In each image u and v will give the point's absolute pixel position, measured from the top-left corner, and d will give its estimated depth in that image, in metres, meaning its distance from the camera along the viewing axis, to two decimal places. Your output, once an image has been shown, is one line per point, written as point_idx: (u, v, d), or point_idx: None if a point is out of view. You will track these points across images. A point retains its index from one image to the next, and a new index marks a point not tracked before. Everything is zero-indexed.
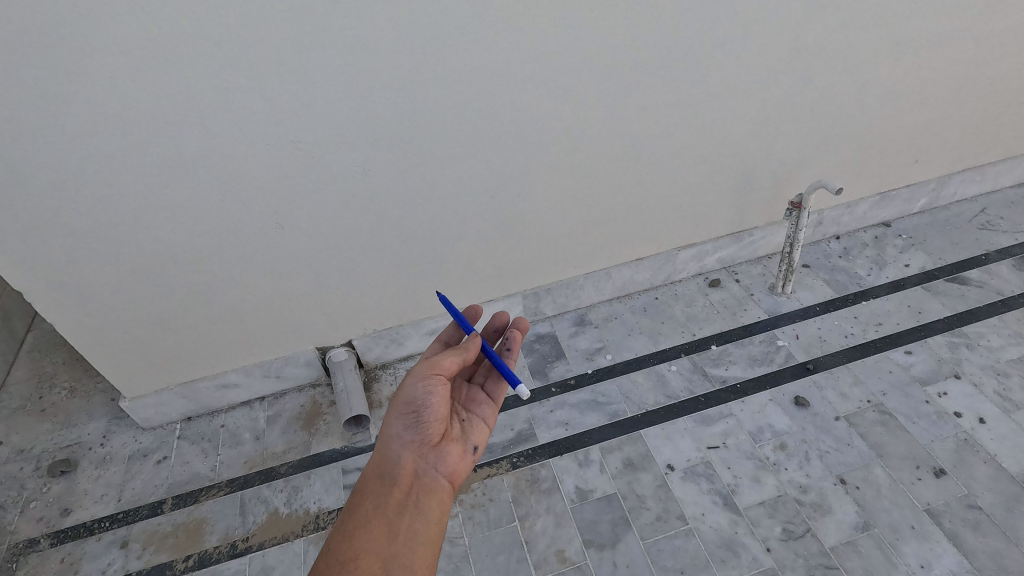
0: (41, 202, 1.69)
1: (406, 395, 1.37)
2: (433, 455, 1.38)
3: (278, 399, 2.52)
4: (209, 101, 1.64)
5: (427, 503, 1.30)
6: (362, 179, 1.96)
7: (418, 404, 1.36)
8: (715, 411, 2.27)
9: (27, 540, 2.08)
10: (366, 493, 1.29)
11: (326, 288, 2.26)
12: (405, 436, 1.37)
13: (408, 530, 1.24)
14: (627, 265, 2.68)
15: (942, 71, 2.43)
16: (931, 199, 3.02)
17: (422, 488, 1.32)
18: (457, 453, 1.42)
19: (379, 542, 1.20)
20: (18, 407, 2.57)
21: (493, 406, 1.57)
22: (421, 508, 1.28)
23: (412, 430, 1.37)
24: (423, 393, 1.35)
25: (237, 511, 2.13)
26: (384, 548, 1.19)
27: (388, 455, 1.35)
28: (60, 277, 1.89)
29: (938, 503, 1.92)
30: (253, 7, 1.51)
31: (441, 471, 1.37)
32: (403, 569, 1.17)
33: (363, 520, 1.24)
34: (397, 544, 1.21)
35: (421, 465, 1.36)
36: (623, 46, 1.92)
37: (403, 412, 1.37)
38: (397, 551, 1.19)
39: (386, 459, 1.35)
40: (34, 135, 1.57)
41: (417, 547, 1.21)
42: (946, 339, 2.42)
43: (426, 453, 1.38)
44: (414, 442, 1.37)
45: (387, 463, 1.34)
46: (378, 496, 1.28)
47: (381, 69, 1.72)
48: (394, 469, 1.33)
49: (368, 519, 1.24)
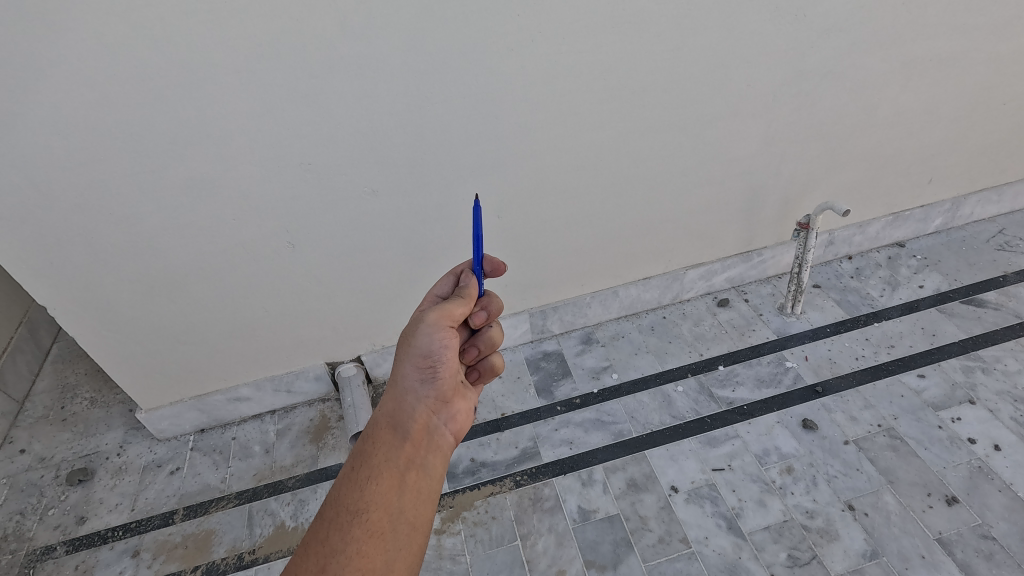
0: (66, 221, 1.78)
1: (421, 344, 1.20)
2: (446, 409, 1.23)
3: (288, 413, 2.57)
4: (224, 126, 1.71)
5: (437, 460, 1.15)
6: (371, 201, 2.02)
7: (435, 356, 1.20)
8: (721, 432, 2.25)
9: (44, 546, 2.15)
10: (376, 442, 1.13)
11: (336, 305, 2.32)
12: (420, 388, 1.21)
13: (417, 485, 1.08)
14: (634, 284, 2.68)
15: (952, 93, 2.41)
16: (946, 219, 2.97)
17: (435, 445, 1.17)
18: (466, 411, 1.27)
19: (390, 495, 1.04)
20: (41, 416, 2.66)
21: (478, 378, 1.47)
22: (432, 465, 1.13)
23: (428, 385, 1.21)
24: (438, 345, 1.20)
25: (245, 523, 2.17)
26: (394, 501, 1.03)
27: (402, 408, 1.18)
28: (82, 292, 1.98)
29: (950, 532, 1.87)
30: (267, 39, 1.58)
31: (451, 428, 1.22)
32: (411, 529, 1.02)
33: (374, 468, 1.07)
34: (407, 498, 1.05)
35: (433, 420, 1.20)
36: (625, 70, 1.96)
37: (417, 361, 1.21)
38: (407, 507, 1.04)
39: (398, 409, 1.19)
40: (60, 158, 1.65)
41: (425, 505, 1.06)
42: (960, 362, 2.38)
43: (438, 407, 1.22)
44: (429, 397, 1.21)
45: (398, 414, 1.18)
46: (390, 447, 1.12)
47: (390, 94, 1.78)
48: (407, 422, 1.17)
49: (380, 468, 1.08)
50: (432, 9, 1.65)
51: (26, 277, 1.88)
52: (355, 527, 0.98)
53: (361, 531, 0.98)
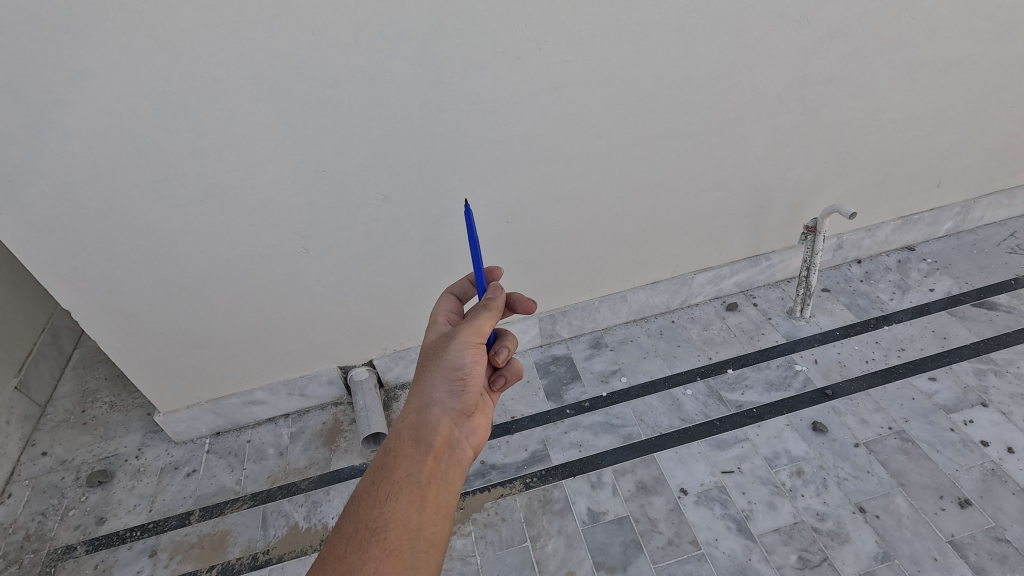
0: (91, 229, 1.85)
1: (452, 358, 1.24)
2: (467, 423, 1.25)
3: (302, 417, 2.62)
4: (244, 135, 1.78)
5: (456, 473, 1.16)
6: (383, 207, 2.07)
7: (466, 371, 1.25)
8: (730, 435, 2.25)
9: (65, 546, 2.19)
10: (398, 456, 1.12)
11: (348, 309, 2.36)
12: (447, 400, 1.22)
13: (439, 499, 1.08)
14: (643, 289, 2.70)
15: (959, 96, 2.42)
16: (956, 223, 2.97)
17: (456, 459, 1.18)
18: (484, 426, 1.30)
19: (410, 511, 1.04)
20: (62, 420, 2.72)
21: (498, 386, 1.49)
22: (452, 479, 1.14)
23: (455, 397, 1.23)
24: (470, 361, 1.25)
25: (259, 524, 2.21)
26: (414, 518, 1.03)
27: (427, 420, 1.19)
28: (104, 297, 2.04)
29: (963, 535, 1.86)
30: (284, 50, 1.64)
31: (470, 442, 1.24)
32: (430, 546, 1.02)
33: (394, 484, 1.07)
34: (426, 514, 1.05)
35: (455, 433, 1.21)
36: (631, 78, 2.00)
37: (446, 374, 1.24)
38: (426, 524, 1.04)
39: (421, 421, 1.19)
40: (85, 167, 1.72)
41: (443, 521, 1.06)
42: (972, 365, 2.36)
43: (460, 421, 1.23)
44: (454, 408, 1.22)
45: (422, 426, 1.18)
46: (413, 461, 1.12)
47: (402, 103, 1.84)
48: (431, 434, 1.17)
49: (401, 484, 1.07)
50: (442, 21, 1.70)
51: (54, 283, 1.96)
52: (373, 545, 0.97)
53: (378, 549, 0.96)
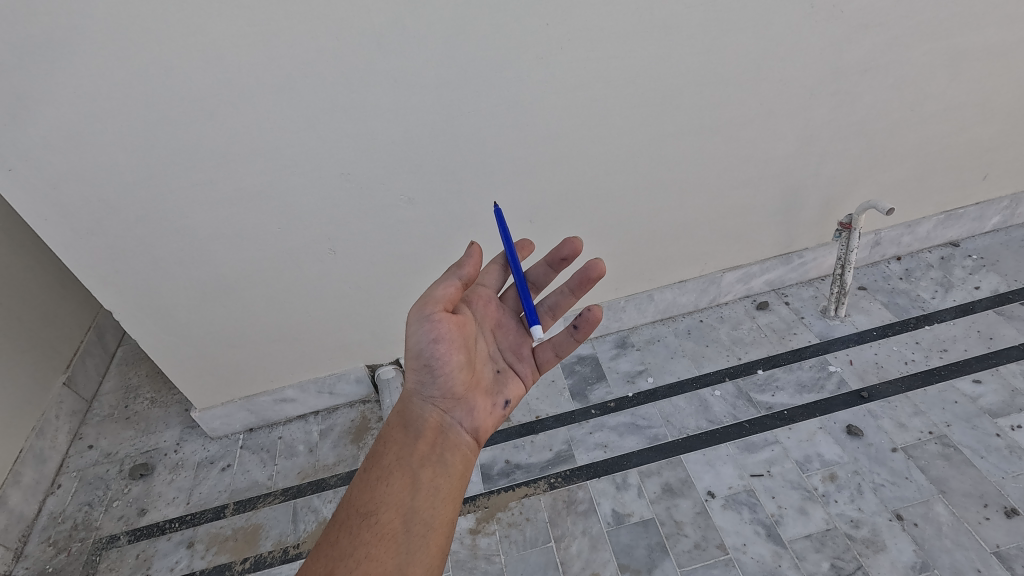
0: (128, 232, 1.93)
1: (411, 343, 1.22)
2: (459, 407, 1.27)
3: (331, 414, 2.68)
4: (271, 139, 1.82)
5: (455, 457, 1.21)
6: (407, 208, 2.09)
7: (427, 354, 1.21)
8: (759, 438, 2.20)
9: (109, 536, 2.30)
10: (388, 442, 1.21)
11: (374, 309, 2.40)
12: (424, 388, 1.25)
13: (434, 483, 1.15)
14: (669, 288, 2.66)
15: (1006, 83, 2.29)
16: (1004, 217, 2.82)
17: (450, 443, 1.23)
18: (485, 409, 1.31)
19: (402, 495, 1.11)
20: (106, 415, 2.85)
21: (534, 368, 1.45)
22: (449, 462, 1.20)
23: (431, 385, 1.25)
24: (425, 339, 1.20)
25: (290, 518, 2.27)
26: (407, 501, 1.10)
27: (410, 408, 1.25)
28: (143, 298, 2.13)
29: (1009, 546, 1.77)
30: (307, 55, 1.67)
31: (468, 425, 1.27)
32: (428, 528, 1.08)
33: (385, 470, 1.15)
34: (421, 497, 1.12)
35: (446, 419, 1.25)
36: (655, 74, 1.96)
37: (414, 361, 1.24)
38: (422, 506, 1.11)
39: (409, 410, 1.25)
40: (123, 174, 1.79)
41: (442, 505, 1.12)
42: (1021, 367, 2.25)
43: (450, 406, 1.27)
44: (436, 396, 1.25)
45: (409, 414, 1.24)
46: (404, 445, 1.19)
47: (426, 108, 1.86)
48: (418, 421, 1.23)
49: (391, 469, 1.15)
50: (462, 23, 1.70)
51: (96, 285, 2.05)
52: (365, 530, 1.05)
53: (372, 533, 1.05)
